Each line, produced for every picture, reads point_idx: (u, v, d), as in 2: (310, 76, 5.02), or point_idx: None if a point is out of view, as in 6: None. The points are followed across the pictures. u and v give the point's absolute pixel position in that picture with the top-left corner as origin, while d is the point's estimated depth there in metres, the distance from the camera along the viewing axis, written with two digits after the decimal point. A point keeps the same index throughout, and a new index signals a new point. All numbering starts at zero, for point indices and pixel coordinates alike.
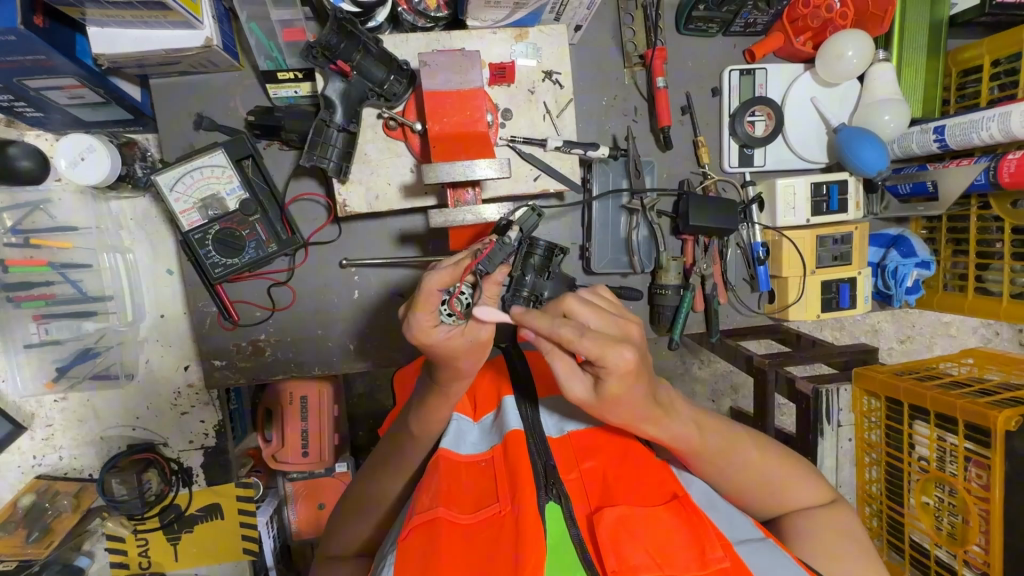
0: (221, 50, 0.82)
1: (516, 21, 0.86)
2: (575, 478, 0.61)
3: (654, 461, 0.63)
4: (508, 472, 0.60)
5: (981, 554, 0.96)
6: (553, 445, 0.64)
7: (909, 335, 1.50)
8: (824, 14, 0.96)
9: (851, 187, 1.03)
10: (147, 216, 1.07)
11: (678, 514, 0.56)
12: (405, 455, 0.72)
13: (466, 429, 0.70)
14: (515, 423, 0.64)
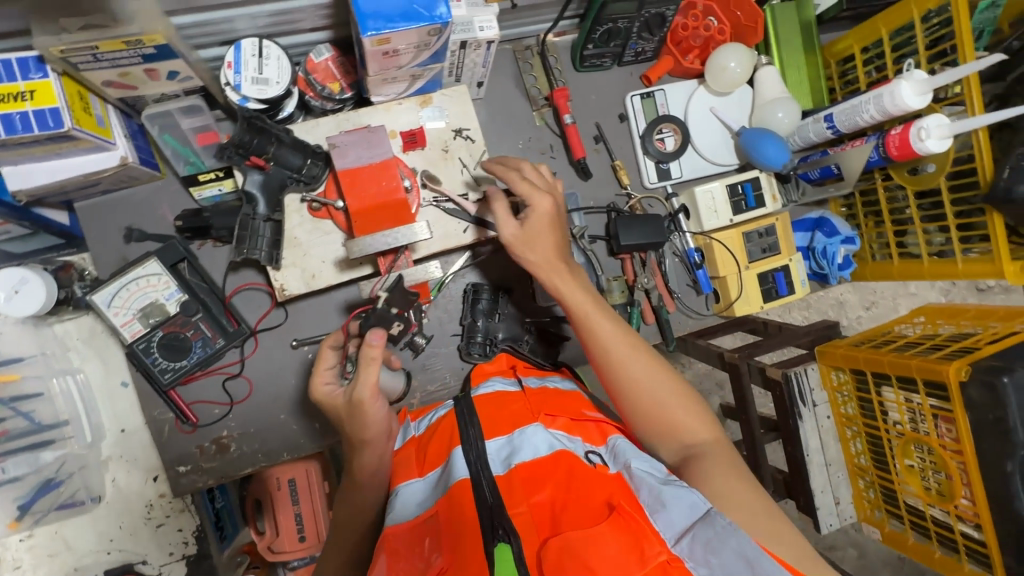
0: (138, 163, 0.85)
1: (419, 89, 0.91)
2: (522, 511, 0.62)
3: (595, 477, 0.65)
4: (452, 526, 0.62)
5: (970, 506, 0.98)
6: (501, 484, 0.65)
7: (874, 300, 1.56)
8: (703, 33, 1.05)
9: (764, 184, 1.09)
10: (93, 333, 1.08)
11: (615, 522, 0.57)
12: (358, 546, 0.81)
13: (416, 489, 0.73)
14: (462, 472, 0.67)
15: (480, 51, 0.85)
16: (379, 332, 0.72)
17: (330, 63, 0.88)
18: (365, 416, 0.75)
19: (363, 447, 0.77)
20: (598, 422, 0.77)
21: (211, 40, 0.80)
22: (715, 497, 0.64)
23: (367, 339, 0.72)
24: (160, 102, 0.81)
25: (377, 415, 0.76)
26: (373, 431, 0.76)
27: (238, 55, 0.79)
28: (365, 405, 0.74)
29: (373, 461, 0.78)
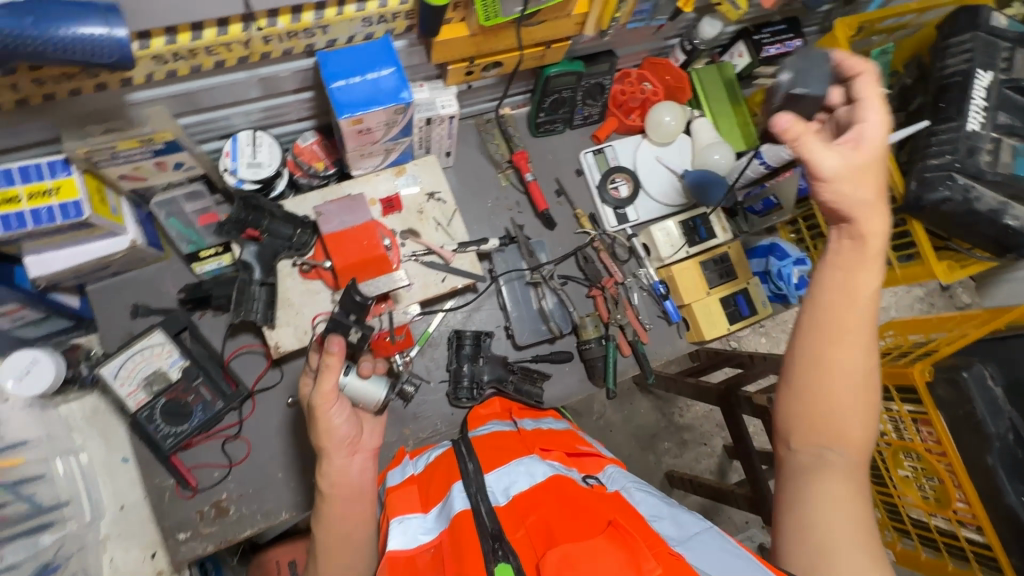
0: (146, 245, 0.95)
1: (393, 161, 1.03)
2: (521, 535, 0.66)
3: (596, 499, 0.68)
4: (457, 550, 0.65)
5: (966, 509, 0.99)
6: (501, 513, 0.69)
7: None
8: (638, 96, 1.23)
9: (713, 220, 1.21)
10: (97, 411, 1.12)
11: (613, 538, 0.59)
12: None
13: (416, 523, 0.73)
14: (463, 502, 0.70)
15: (444, 125, 0.99)
16: (338, 340, 0.78)
17: (315, 146, 1.01)
18: (321, 421, 0.78)
19: (322, 456, 0.79)
20: (593, 455, 0.82)
21: (211, 135, 0.93)
22: (809, 515, 0.63)
23: (327, 345, 0.78)
24: (168, 189, 0.92)
25: (332, 421, 0.79)
26: (329, 438, 0.78)
27: (236, 145, 0.93)
28: (321, 409, 0.78)
29: (338, 473, 0.79)
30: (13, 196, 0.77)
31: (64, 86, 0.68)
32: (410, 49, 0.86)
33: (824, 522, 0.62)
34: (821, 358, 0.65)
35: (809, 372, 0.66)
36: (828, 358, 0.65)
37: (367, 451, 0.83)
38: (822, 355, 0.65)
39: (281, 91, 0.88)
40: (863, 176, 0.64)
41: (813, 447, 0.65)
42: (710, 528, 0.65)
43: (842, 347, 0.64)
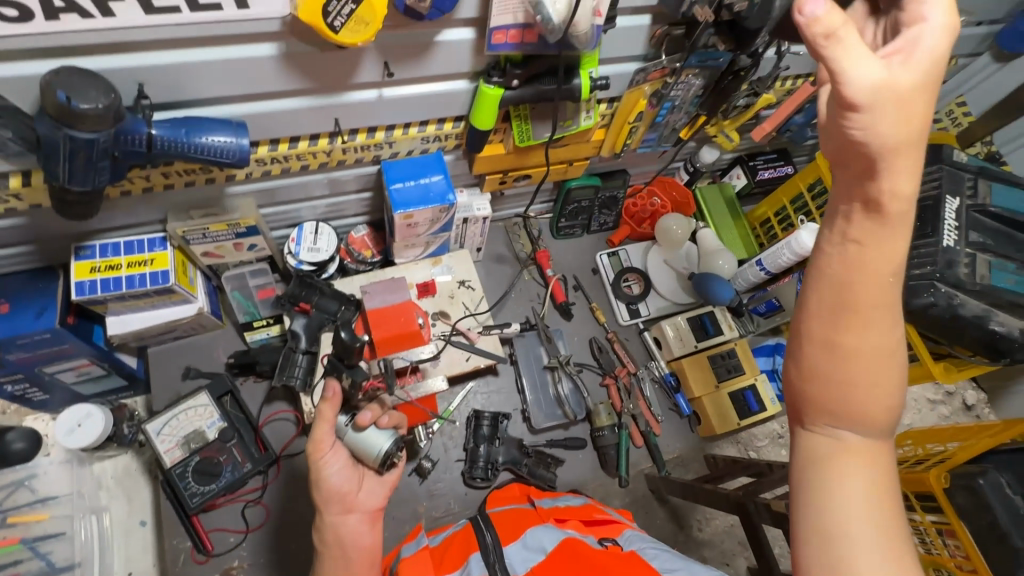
0: (209, 313, 1.07)
1: (432, 252, 1.17)
2: None
3: (612, 557, 0.71)
4: None
5: None
6: None
7: None
8: (649, 207, 1.39)
9: (719, 317, 1.30)
10: (127, 471, 1.17)
11: None
12: None
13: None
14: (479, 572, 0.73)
15: (478, 224, 1.15)
16: (333, 385, 0.80)
17: (366, 237, 1.18)
18: (319, 468, 0.80)
19: (320, 508, 0.80)
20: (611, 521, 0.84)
21: (282, 224, 1.10)
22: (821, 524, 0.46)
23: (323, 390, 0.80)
24: (238, 267, 1.07)
25: (328, 471, 0.80)
26: (324, 490, 0.80)
27: (301, 232, 1.09)
28: (319, 456, 0.80)
29: (331, 531, 0.79)
30: (116, 264, 0.92)
31: (182, 178, 0.85)
32: (455, 162, 1.05)
33: (845, 532, 0.45)
34: (856, 302, 0.44)
35: (827, 326, 0.46)
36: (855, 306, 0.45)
37: (362, 509, 0.81)
38: (847, 296, 0.45)
39: (346, 190, 1.05)
40: (911, 102, 0.40)
41: (825, 429, 0.48)
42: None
43: (869, 293, 0.44)
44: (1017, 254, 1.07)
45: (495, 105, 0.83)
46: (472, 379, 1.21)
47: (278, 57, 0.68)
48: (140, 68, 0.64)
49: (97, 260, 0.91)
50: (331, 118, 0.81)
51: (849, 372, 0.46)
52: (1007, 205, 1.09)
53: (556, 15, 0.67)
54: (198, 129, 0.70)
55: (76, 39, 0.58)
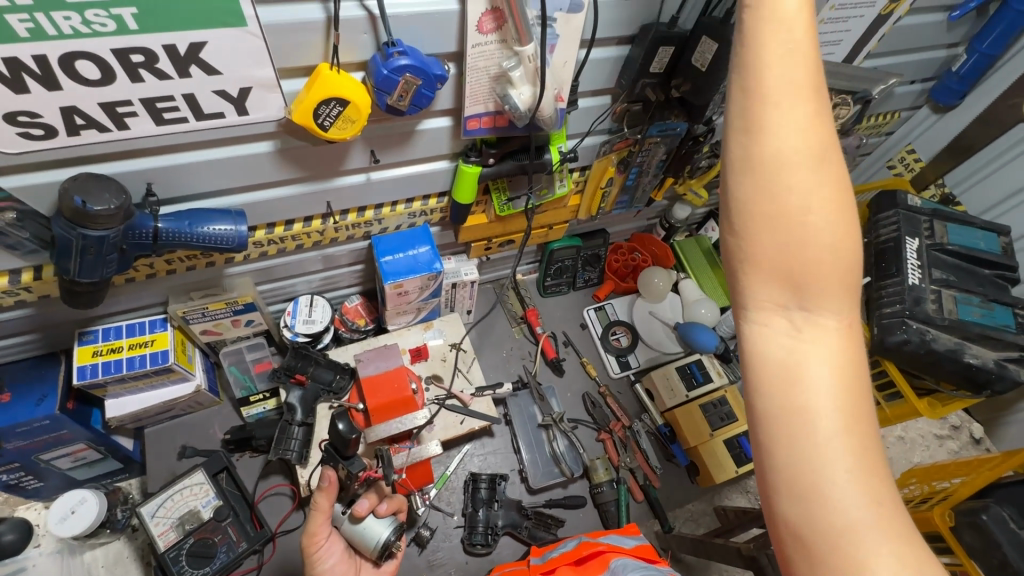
0: (206, 390, 1.09)
1: (423, 318, 1.21)
2: None
3: None
4: None
5: None
6: None
7: None
8: (632, 261, 1.44)
9: (707, 365, 1.33)
10: (118, 558, 1.12)
11: None
12: None
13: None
14: None
15: (466, 289, 1.20)
16: (330, 475, 0.84)
17: (359, 306, 1.22)
18: (314, 559, 0.87)
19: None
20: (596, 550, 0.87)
21: (278, 298, 1.15)
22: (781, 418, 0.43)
23: (320, 480, 0.84)
24: (235, 342, 1.10)
25: (325, 560, 0.88)
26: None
27: (296, 306, 1.13)
28: (315, 548, 0.87)
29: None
30: (118, 347, 0.95)
31: (184, 263, 0.90)
32: (441, 232, 1.12)
33: (807, 419, 0.42)
34: (781, 179, 0.44)
35: (758, 219, 0.45)
36: (778, 190, 0.44)
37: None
38: (772, 176, 0.45)
39: (338, 264, 1.11)
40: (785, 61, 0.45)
41: (775, 320, 0.46)
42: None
43: (791, 174, 0.44)
44: (981, 287, 1.12)
45: (475, 181, 0.90)
46: (470, 440, 1.22)
47: (274, 152, 0.75)
48: (149, 169, 0.71)
49: (99, 344, 0.95)
50: (323, 201, 0.88)
51: (788, 249, 0.44)
52: (965, 243, 1.15)
53: (523, 104, 0.75)
54: (201, 220, 0.76)
55: (93, 150, 0.65)
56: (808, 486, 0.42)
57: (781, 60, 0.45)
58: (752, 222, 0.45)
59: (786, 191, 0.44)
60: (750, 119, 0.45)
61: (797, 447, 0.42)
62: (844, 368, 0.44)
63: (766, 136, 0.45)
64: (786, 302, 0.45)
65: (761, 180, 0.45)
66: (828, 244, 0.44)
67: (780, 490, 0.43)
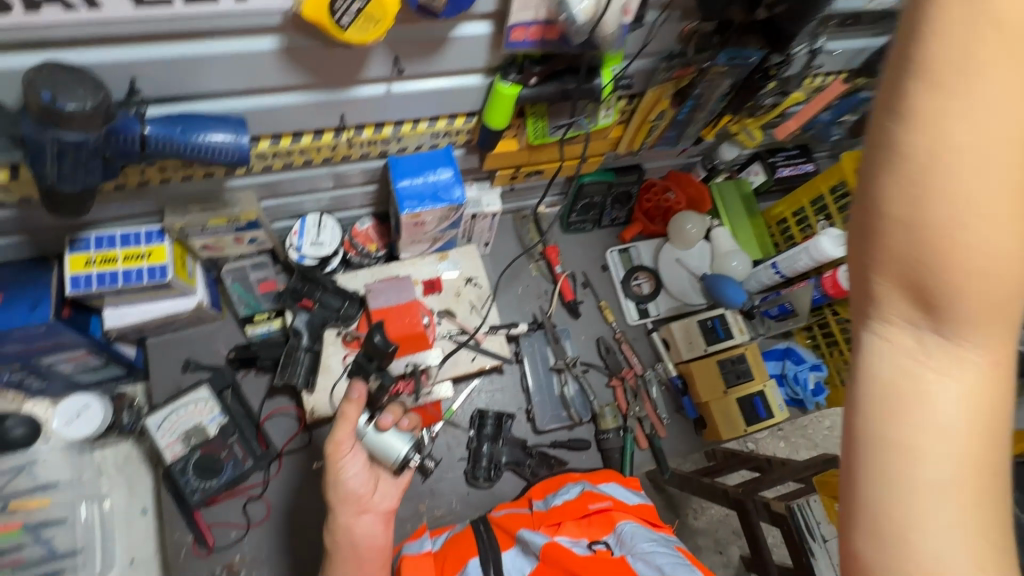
0: (209, 306, 1.04)
1: (438, 248, 1.13)
2: None
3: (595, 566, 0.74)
4: None
5: None
6: None
7: None
8: (664, 203, 1.33)
9: (730, 320, 1.27)
10: (127, 460, 1.17)
11: None
12: None
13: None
14: None
15: (486, 220, 1.11)
16: (360, 387, 0.84)
17: (370, 230, 1.13)
18: (337, 472, 0.82)
19: (334, 506, 0.83)
20: (602, 508, 0.85)
21: (284, 215, 1.06)
22: (883, 457, 0.39)
23: (348, 393, 0.84)
24: (238, 261, 1.05)
25: (347, 471, 0.83)
26: (341, 490, 0.82)
27: (303, 225, 1.05)
28: (338, 459, 0.82)
29: (345, 528, 0.82)
30: (112, 257, 0.88)
31: (179, 173, 0.81)
32: (465, 156, 1.00)
33: (915, 463, 0.38)
34: (935, 183, 0.35)
35: (896, 225, 0.37)
36: (929, 189, 0.35)
37: (377, 511, 0.84)
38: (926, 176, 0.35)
39: (349, 184, 1.01)
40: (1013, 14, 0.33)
41: (900, 345, 0.39)
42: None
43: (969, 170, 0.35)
44: None
45: (510, 104, 0.78)
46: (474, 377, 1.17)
47: (280, 51, 0.63)
48: (132, 61, 0.59)
49: (92, 253, 0.88)
50: (335, 113, 0.77)
51: (933, 272, 0.36)
52: None
53: (583, 15, 0.61)
54: (196, 127, 0.65)
55: (60, 34, 0.53)
56: (898, 525, 0.38)
57: (974, 9, 0.34)
58: (891, 223, 0.37)
59: (947, 195, 0.35)
60: (911, 96, 0.36)
61: (887, 484, 0.39)
62: (974, 413, 0.37)
63: (931, 121, 0.35)
64: (916, 323, 0.38)
65: (915, 170, 0.36)
66: (992, 265, 0.35)
67: (860, 523, 0.40)
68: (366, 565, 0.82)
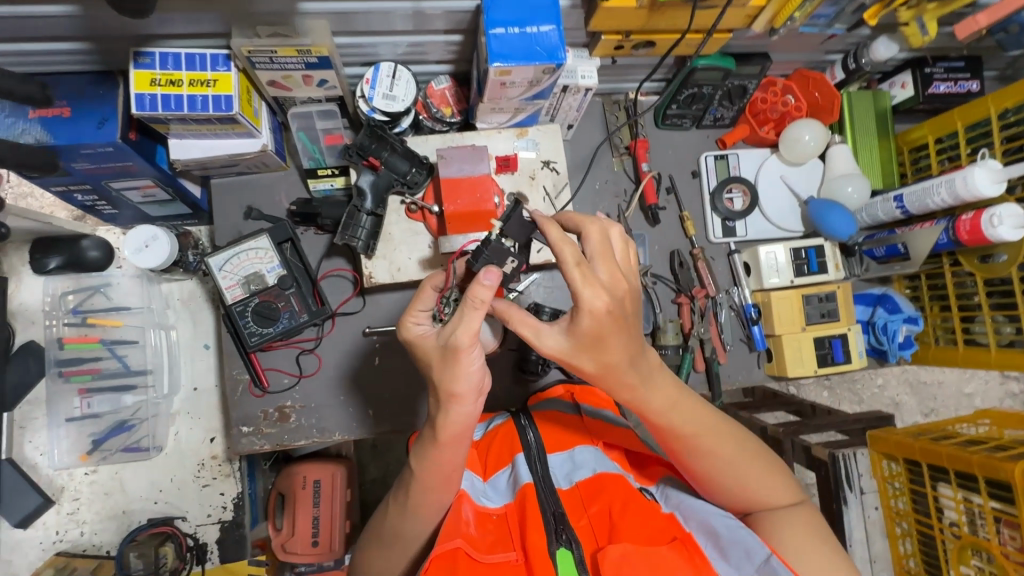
0: (273, 153, 0.99)
1: (517, 122, 1.01)
2: (583, 524, 0.69)
3: (659, 512, 0.69)
4: (521, 524, 0.69)
5: None
6: (564, 496, 0.73)
7: (933, 408, 1.57)
8: (781, 107, 1.13)
9: (827, 252, 1.15)
10: (192, 296, 1.19)
11: (680, 553, 0.64)
12: (399, 555, 0.77)
13: (479, 486, 0.79)
14: (527, 476, 0.74)
15: (577, 96, 0.96)
16: (495, 271, 0.59)
17: (446, 91, 1.02)
18: (457, 367, 0.62)
19: (451, 401, 0.65)
20: (656, 457, 0.83)
21: (355, 60, 0.95)
22: None
23: (480, 276, 0.59)
24: (304, 104, 0.95)
25: (471, 367, 0.63)
26: (465, 384, 0.63)
27: (376, 74, 0.94)
28: (460, 354, 0.62)
29: (461, 420, 0.66)
30: (177, 80, 0.82)
31: None
32: (570, 10, 0.85)
33: None
34: None
35: None
36: None
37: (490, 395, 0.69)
38: None
39: (431, 29, 0.88)
40: None
41: None
42: (768, 557, 0.62)
43: None
44: None
45: None
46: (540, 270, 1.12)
47: None
48: None
49: (157, 73, 0.81)
50: None
51: None
52: None
53: None
54: None
55: None
56: None
57: None
58: None
59: None
60: None
61: None
62: None
63: None
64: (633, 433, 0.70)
65: None
66: None
67: None
68: (465, 444, 0.69)
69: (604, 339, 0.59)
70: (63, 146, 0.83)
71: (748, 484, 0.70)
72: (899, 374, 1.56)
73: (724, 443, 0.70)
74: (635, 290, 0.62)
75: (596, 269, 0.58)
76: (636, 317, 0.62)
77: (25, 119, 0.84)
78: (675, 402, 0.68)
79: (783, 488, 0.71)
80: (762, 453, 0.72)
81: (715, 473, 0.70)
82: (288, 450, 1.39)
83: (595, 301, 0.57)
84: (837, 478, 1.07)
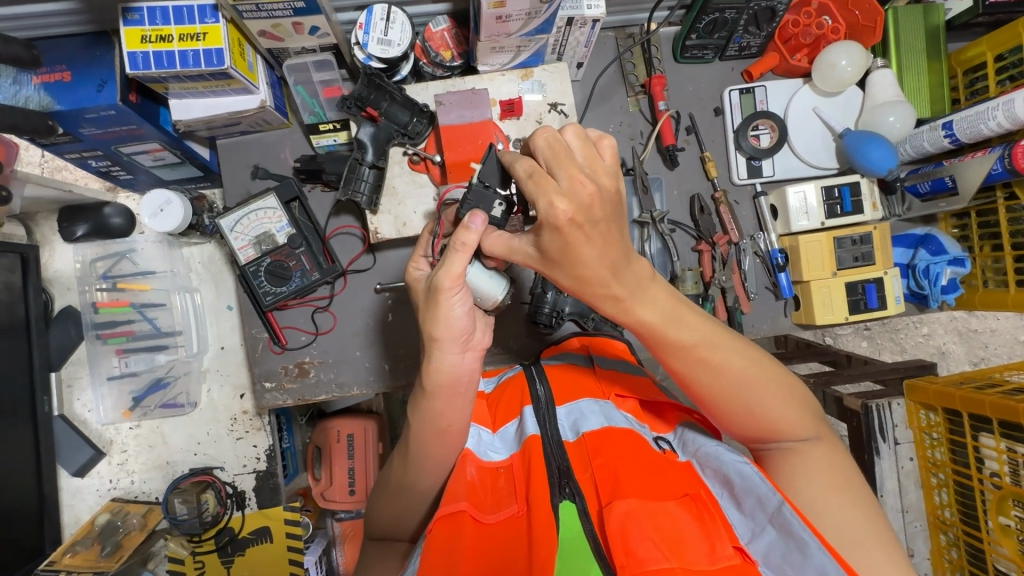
0: (273, 109, 0.97)
1: (521, 63, 0.95)
2: (588, 476, 0.68)
3: (670, 466, 0.68)
4: (525, 478, 0.69)
5: None
6: (570, 449, 0.72)
7: (983, 356, 1.47)
8: (815, 30, 1.02)
9: (864, 190, 1.06)
10: (213, 259, 1.22)
11: (690, 511, 0.62)
12: (412, 506, 0.80)
13: (487, 440, 0.80)
14: (533, 429, 0.74)
15: (584, 29, 0.90)
16: (481, 215, 0.63)
17: (445, 33, 0.97)
18: (438, 310, 0.64)
19: (433, 346, 0.66)
20: (672, 404, 0.79)
21: (347, 4, 0.91)
22: None
23: (466, 220, 0.63)
24: (299, 55, 0.93)
25: (452, 311, 0.64)
26: (445, 328, 0.65)
27: (370, 18, 0.90)
28: (441, 294, 0.63)
29: (449, 367, 0.68)
30: (167, 35, 0.80)
31: None
32: None
33: None
34: None
35: None
36: None
37: (479, 348, 0.70)
38: None
39: None
40: None
41: None
42: (781, 505, 0.59)
43: None
44: None
45: None
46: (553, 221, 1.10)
47: None
48: None
49: (147, 29, 0.80)
50: None
51: None
52: None
53: None
54: None
55: None
56: None
57: None
58: None
59: None
60: None
61: None
62: None
63: None
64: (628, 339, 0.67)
65: None
66: None
67: None
68: (459, 395, 0.71)
69: (572, 249, 0.59)
70: (65, 111, 0.84)
71: (761, 407, 0.67)
72: (947, 322, 1.47)
73: (736, 361, 0.67)
74: (606, 192, 0.57)
75: (555, 175, 0.57)
76: (612, 225, 0.59)
77: (30, 86, 0.84)
78: (675, 312, 0.66)
79: (803, 421, 0.68)
80: (780, 379, 0.69)
81: (725, 393, 0.68)
82: (323, 407, 1.46)
83: (553, 209, 0.56)
84: (869, 429, 1.05)
